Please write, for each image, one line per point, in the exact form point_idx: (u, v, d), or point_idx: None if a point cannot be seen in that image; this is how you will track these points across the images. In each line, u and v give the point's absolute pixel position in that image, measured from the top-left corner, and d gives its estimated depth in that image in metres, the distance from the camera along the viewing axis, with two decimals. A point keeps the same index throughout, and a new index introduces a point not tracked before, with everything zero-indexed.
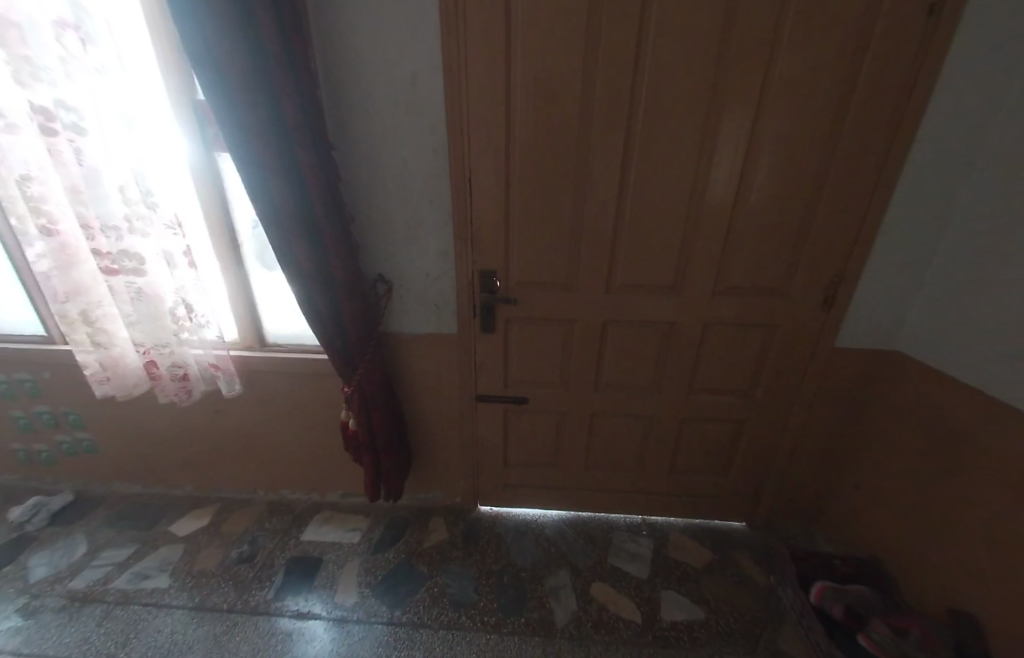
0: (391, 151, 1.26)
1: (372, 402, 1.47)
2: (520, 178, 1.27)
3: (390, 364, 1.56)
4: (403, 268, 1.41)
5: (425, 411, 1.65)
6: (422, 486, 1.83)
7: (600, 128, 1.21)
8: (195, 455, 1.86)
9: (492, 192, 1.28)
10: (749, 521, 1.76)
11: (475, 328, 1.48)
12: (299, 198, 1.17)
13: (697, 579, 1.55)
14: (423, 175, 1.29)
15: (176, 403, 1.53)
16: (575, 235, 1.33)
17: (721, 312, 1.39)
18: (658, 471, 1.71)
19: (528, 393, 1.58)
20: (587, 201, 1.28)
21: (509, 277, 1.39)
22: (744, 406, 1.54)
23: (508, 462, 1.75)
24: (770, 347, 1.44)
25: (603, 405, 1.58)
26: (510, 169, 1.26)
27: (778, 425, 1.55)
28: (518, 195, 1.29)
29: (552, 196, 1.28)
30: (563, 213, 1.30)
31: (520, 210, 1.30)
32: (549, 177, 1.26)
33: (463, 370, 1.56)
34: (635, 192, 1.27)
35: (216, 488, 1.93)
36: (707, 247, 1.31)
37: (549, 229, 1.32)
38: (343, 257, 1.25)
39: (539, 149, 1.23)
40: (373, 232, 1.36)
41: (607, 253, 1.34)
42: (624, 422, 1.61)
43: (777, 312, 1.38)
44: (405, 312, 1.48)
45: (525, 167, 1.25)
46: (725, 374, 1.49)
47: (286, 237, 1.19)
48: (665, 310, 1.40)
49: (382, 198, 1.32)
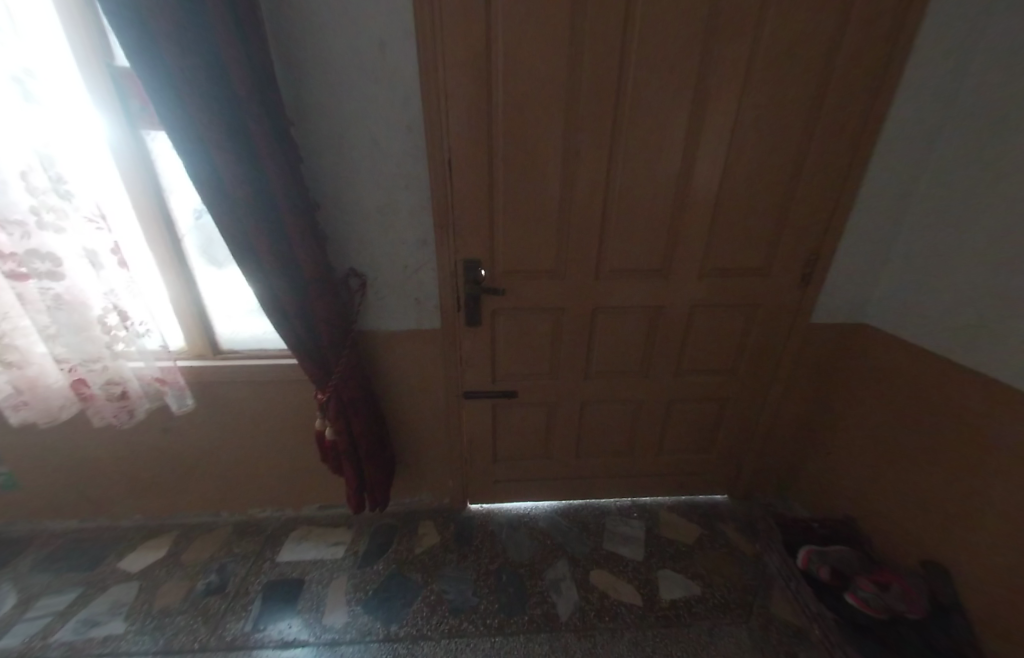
0: (358, 128, 1.13)
1: (351, 408, 1.35)
2: (504, 157, 1.17)
3: (368, 365, 1.44)
4: (377, 259, 1.28)
5: (408, 412, 1.55)
6: (408, 490, 1.74)
7: (589, 104, 1.13)
8: (144, 480, 1.64)
9: (475, 175, 1.18)
10: (731, 493, 1.83)
11: (459, 321, 1.39)
12: (254, 182, 1.00)
13: (690, 554, 1.59)
14: (396, 155, 1.16)
15: (117, 427, 1.33)
16: (563, 219, 1.26)
17: (708, 294, 1.39)
18: (648, 454, 1.72)
19: (517, 386, 1.52)
20: (575, 183, 1.22)
21: (495, 265, 1.31)
22: (728, 385, 1.57)
23: (498, 457, 1.69)
24: (752, 327, 1.47)
25: (593, 393, 1.55)
26: (493, 148, 1.16)
27: (759, 401, 1.61)
28: (503, 177, 1.19)
29: (538, 178, 1.20)
30: (551, 195, 1.23)
31: (504, 194, 1.21)
32: (536, 158, 1.18)
33: (448, 366, 1.47)
34: (625, 173, 1.22)
35: (172, 514, 1.73)
36: (695, 228, 1.30)
37: (536, 213, 1.24)
38: (310, 248, 1.11)
39: (525, 126, 1.14)
40: (342, 220, 1.22)
41: (596, 237, 1.29)
42: (614, 408, 1.60)
43: (760, 291, 1.40)
44: (383, 308, 1.35)
45: (510, 147, 1.16)
46: (711, 355, 1.50)
47: (241, 228, 1.02)
48: (654, 294, 1.37)
49: (350, 182, 1.18)
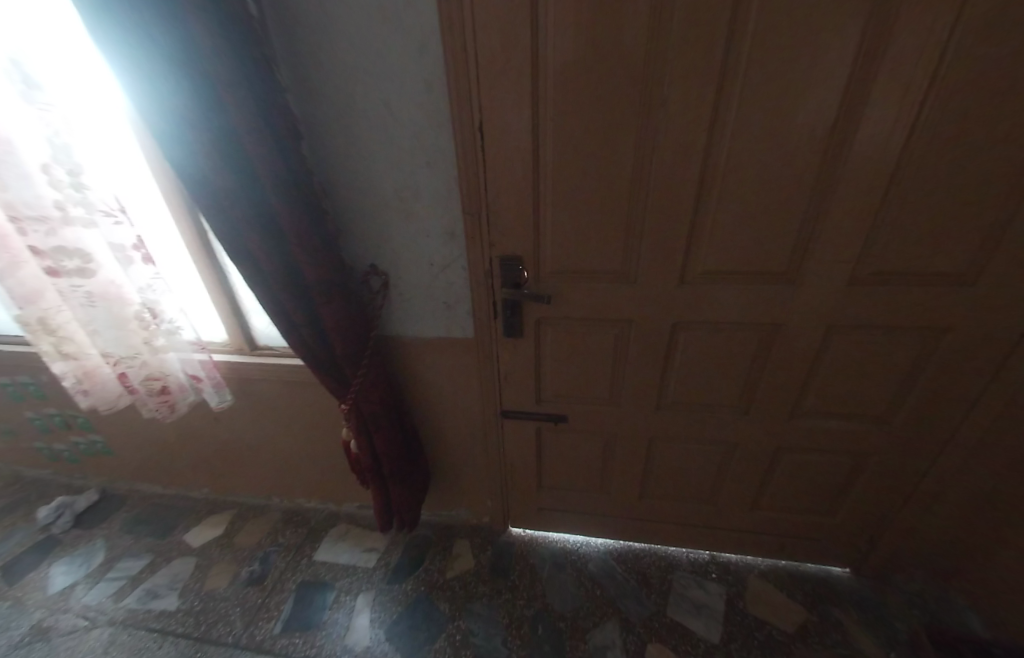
0: (365, 91, 0.86)
1: (373, 424, 1.19)
2: (554, 120, 0.83)
3: (396, 374, 1.26)
4: (399, 256, 1.06)
5: (441, 426, 1.36)
6: (445, 505, 1.58)
7: (692, 23, 0.72)
8: (206, 460, 1.72)
9: (513, 147, 0.87)
10: (854, 568, 1.37)
11: (496, 331, 1.13)
12: (239, 168, 0.83)
13: (788, 649, 1.20)
14: (412, 125, 0.89)
15: (163, 420, 1.35)
16: (637, 204, 0.90)
17: (857, 313, 0.93)
18: (736, 506, 1.33)
19: (567, 411, 1.23)
20: (659, 153, 0.83)
21: (539, 265, 1.01)
22: (871, 438, 1.10)
23: (543, 484, 1.44)
24: (930, 365, 0.97)
25: (667, 427, 1.20)
26: (538, 108, 0.83)
27: (919, 460, 1.11)
28: (552, 148, 0.86)
29: (602, 148, 0.85)
30: (620, 171, 0.87)
31: (553, 171, 0.89)
32: (601, 118, 0.82)
33: (484, 382, 1.23)
34: (742, 132, 0.79)
35: (232, 493, 1.81)
36: (853, 213, 0.83)
37: (597, 198, 0.90)
38: (314, 248, 0.92)
39: (586, 71, 0.78)
40: (356, 210, 1.00)
41: (685, 228, 0.90)
42: (694, 448, 1.24)
43: (957, 315, 0.89)
44: (409, 312, 1.14)
45: (564, 104, 0.82)
46: (847, 396, 1.05)
47: (231, 224, 0.86)
48: (767, 309, 0.96)
49: (362, 161, 0.94)
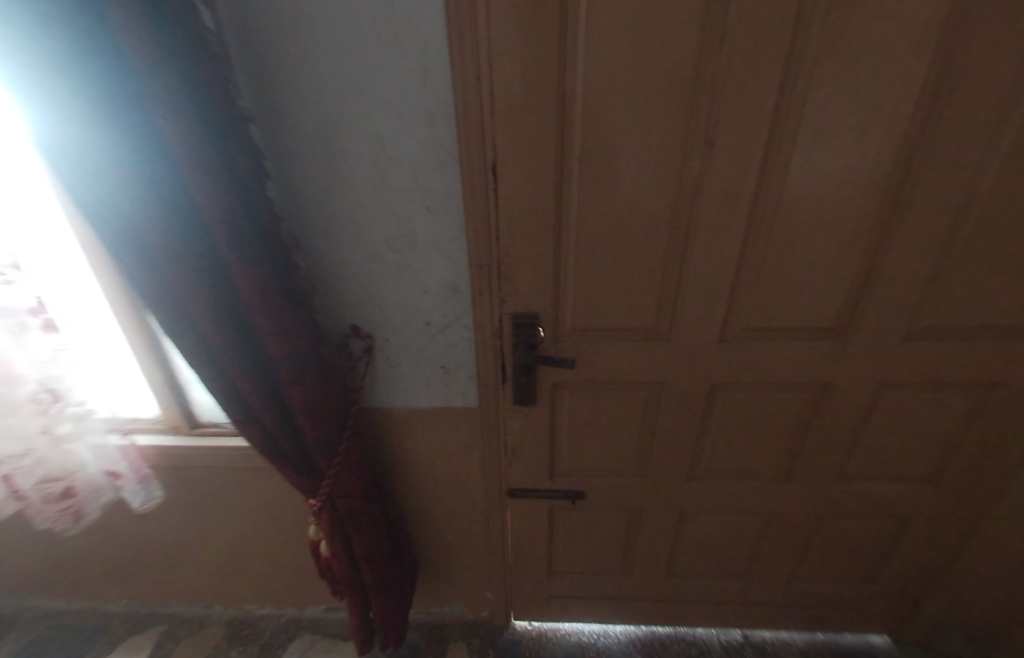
0: (351, 121, 0.70)
1: (353, 523, 0.94)
2: (582, 160, 0.71)
3: (380, 453, 1.03)
4: (388, 315, 0.87)
5: (434, 510, 1.13)
6: (436, 600, 1.32)
7: (749, 58, 0.62)
8: (125, 567, 1.35)
9: (534, 190, 0.73)
10: (896, 638, 1.25)
11: (505, 399, 0.95)
12: (180, 212, 0.62)
13: None
14: (411, 164, 0.73)
15: (62, 531, 1.04)
16: (674, 254, 0.78)
17: (909, 368, 0.85)
18: (773, 580, 1.18)
19: (587, 485, 1.06)
20: (703, 198, 0.73)
21: (558, 322, 0.86)
22: (920, 499, 1.00)
23: (555, 569, 1.23)
24: (984, 423, 0.89)
25: (699, 499, 1.05)
26: (566, 146, 0.70)
27: (969, 522, 1.02)
28: (579, 191, 0.73)
29: (637, 193, 0.73)
30: (657, 218, 0.75)
31: (579, 218, 0.76)
32: (638, 159, 0.70)
33: (489, 456, 1.04)
34: (795, 178, 0.70)
35: (160, 603, 1.43)
36: (910, 264, 0.75)
37: (629, 247, 0.78)
38: (285, 315, 0.71)
39: (624, 107, 0.66)
40: (336, 261, 0.82)
41: (728, 281, 0.79)
42: (729, 520, 1.09)
43: (1015, 370, 0.82)
44: (398, 380, 0.94)
45: (595, 143, 0.70)
46: (896, 456, 0.96)
47: (167, 286, 0.64)
48: (815, 366, 0.86)
49: (345, 205, 0.77)
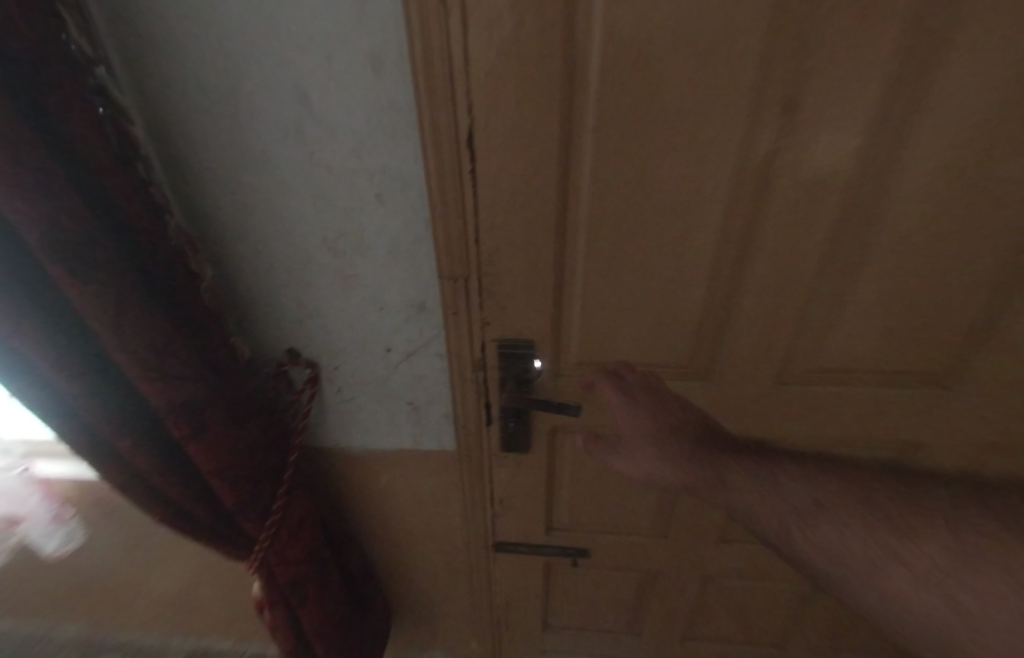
0: (259, 71, 0.47)
1: (298, 593, 0.75)
2: (604, 136, 0.47)
3: (336, 497, 0.84)
4: (336, 338, 0.66)
5: (408, 561, 0.95)
6: (414, 647, 1.15)
7: None
8: (56, 606, 1.16)
9: (529, 179, 0.50)
10: None
11: (490, 443, 0.74)
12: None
13: None
14: (352, 135, 0.50)
15: None
16: (728, 274, 0.55)
17: None
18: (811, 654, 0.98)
19: (590, 542, 0.86)
20: (790, 198, 0.48)
21: (558, 353, 0.65)
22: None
23: (550, 624, 1.05)
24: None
25: (730, 564, 0.85)
26: (578, 114, 0.46)
27: None
28: (595, 182, 0.50)
29: (682, 190, 0.49)
30: (707, 223, 0.52)
31: (593, 220, 0.53)
32: (692, 135, 0.45)
33: (470, 509, 0.84)
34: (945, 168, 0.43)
35: (109, 634, 1.27)
36: None
37: (662, 261, 0.55)
38: (174, 358, 0.51)
39: (680, 51, 0.41)
40: (261, 270, 0.60)
41: (800, 309, 0.56)
42: (765, 588, 0.89)
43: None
44: (355, 416, 0.74)
45: (627, 111, 0.45)
46: None
47: None
48: (902, 420, 0.64)
49: (264, 192, 0.55)
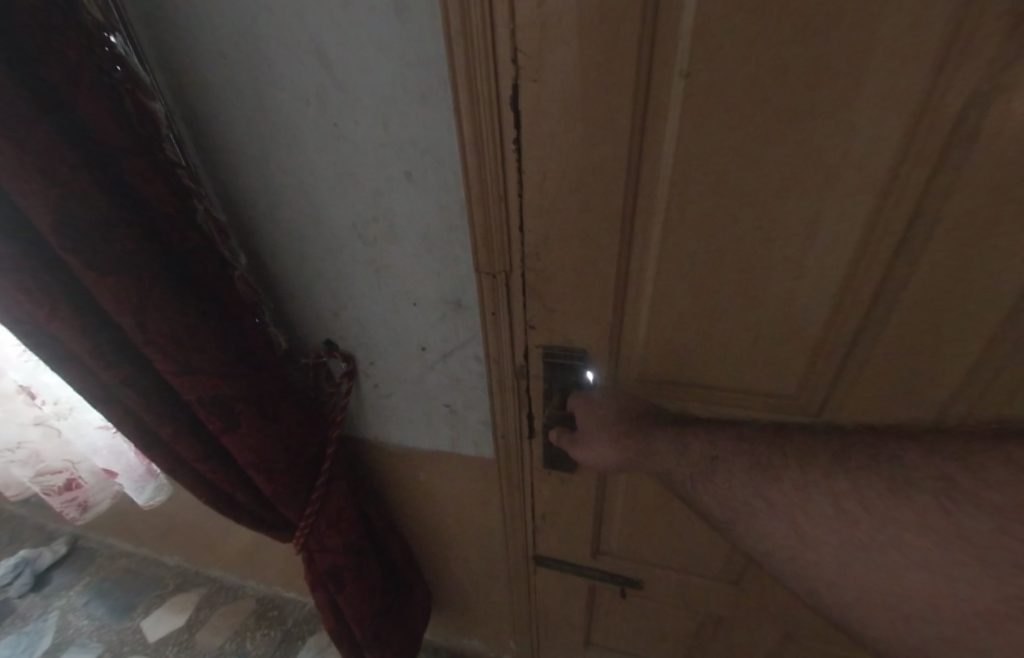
0: (277, 28, 0.41)
1: (334, 581, 0.75)
2: (699, 84, 0.33)
3: (377, 490, 0.82)
4: (370, 333, 0.61)
5: (446, 557, 0.92)
6: (453, 633, 1.15)
7: None
8: (164, 535, 1.36)
9: (590, 150, 0.38)
10: None
11: (533, 457, 0.66)
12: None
13: None
14: (377, 100, 0.42)
15: (71, 521, 0.95)
16: (875, 282, 0.38)
17: None
18: None
19: (643, 575, 0.76)
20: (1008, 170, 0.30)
21: (618, 367, 0.54)
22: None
23: (592, 642, 0.97)
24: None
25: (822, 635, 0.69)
26: (664, 55, 0.33)
27: None
28: (682, 151, 0.37)
29: (813, 159, 0.34)
30: (849, 207, 0.36)
31: (674, 204, 0.40)
32: (838, 78, 0.30)
33: (510, 519, 0.77)
34: None
35: (202, 566, 1.46)
36: None
37: (770, 260, 0.40)
38: (200, 353, 0.49)
39: None
40: (294, 257, 0.56)
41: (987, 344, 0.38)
42: None
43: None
44: (392, 414, 0.70)
45: (739, 44, 0.31)
46: None
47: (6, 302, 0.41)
48: None
49: (291, 172, 0.50)
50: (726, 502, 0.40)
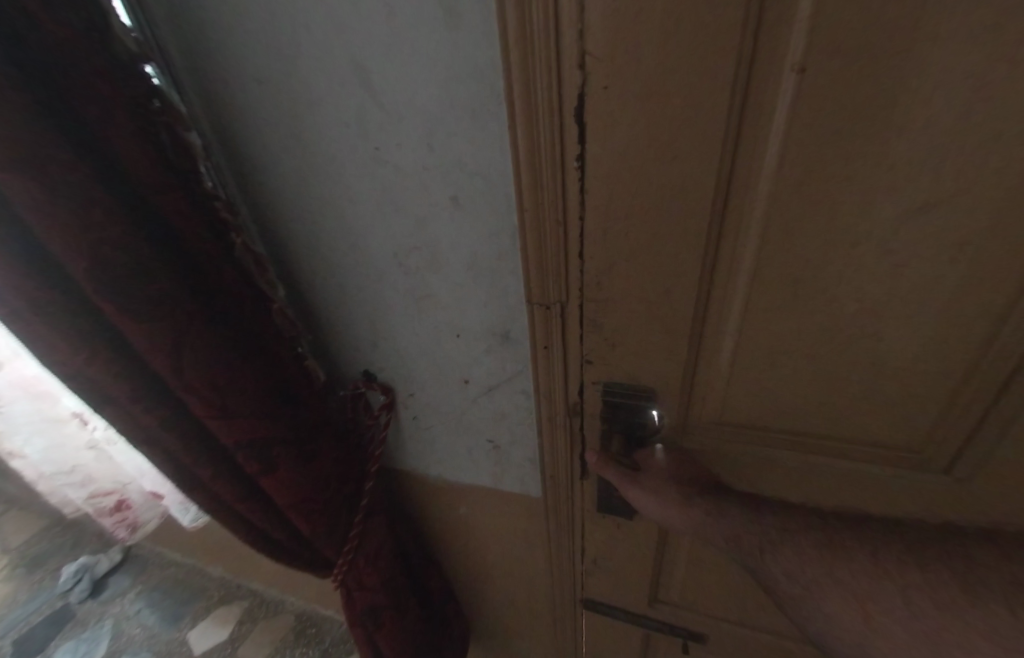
0: (313, 46, 0.38)
1: (374, 619, 0.71)
2: (819, 80, 0.27)
3: (416, 521, 0.79)
4: (411, 364, 0.57)
5: (486, 593, 0.87)
6: None
7: None
8: (209, 548, 1.38)
9: (670, 167, 0.32)
10: None
11: (585, 500, 0.60)
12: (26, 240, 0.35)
13: None
14: (421, 119, 0.38)
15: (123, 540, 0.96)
16: None
17: None
18: None
19: (706, 629, 0.67)
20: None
21: (689, 408, 0.47)
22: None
23: None
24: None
25: None
26: (771, 50, 0.27)
27: None
28: (788, 164, 0.30)
29: (973, 168, 0.27)
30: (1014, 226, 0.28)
31: (771, 228, 0.33)
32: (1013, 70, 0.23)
33: (556, 561, 0.71)
34: None
35: (245, 579, 1.48)
36: None
37: (897, 290, 0.33)
38: (238, 395, 0.46)
39: None
40: (332, 286, 0.53)
41: None
42: None
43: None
44: (432, 447, 0.66)
45: (879, 28, 0.24)
46: None
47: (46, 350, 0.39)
48: None
49: (330, 199, 0.46)
50: (797, 578, 0.36)
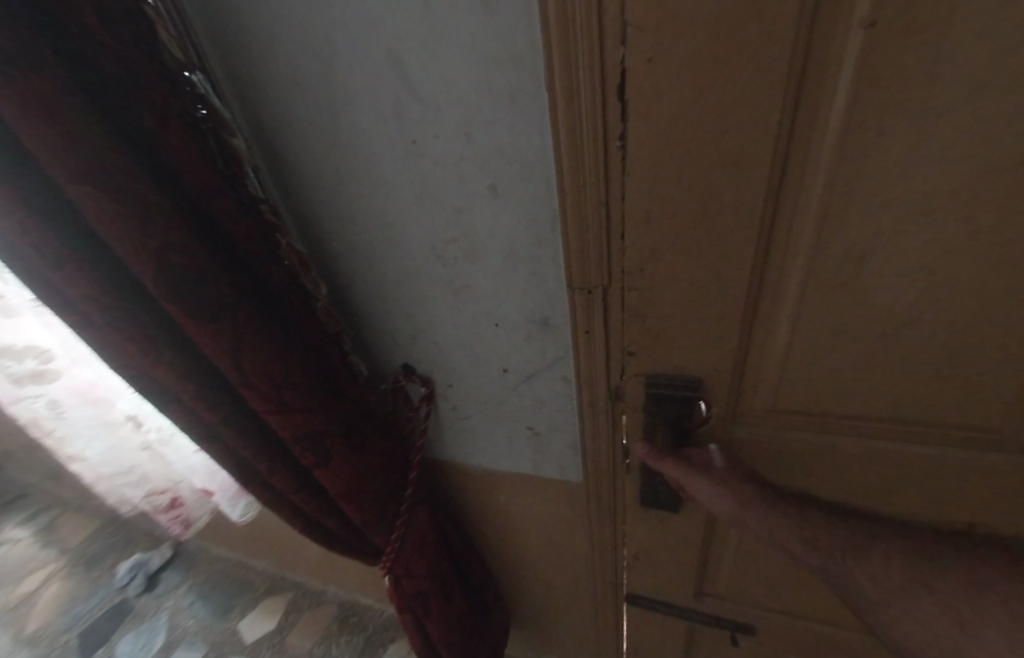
0: (350, 43, 0.38)
1: (420, 603, 0.74)
2: (890, 38, 0.25)
3: (455, 510, 0.80)
4: (449, 356, 0.58)
5: (526, 577, 0.88)
6: None
7: None
8: (254, 543, 1.44)
9: (725, 145, 0.31)
10: None
11: (627, 484, 0.60)
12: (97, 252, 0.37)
13: None
14: (459, 111, 0.39)
15: (177, 536, 1.02)
16: None
17: None
18: None
19: (761, 622, 0.67)
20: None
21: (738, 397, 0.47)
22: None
23: None
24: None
25: None
26: (841, 8, 0.26)
27: None
28: (852, 129, 0.29)
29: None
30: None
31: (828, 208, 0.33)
32: None
33: (598, 546, 0.72)
34: None
35: (288, 572, 1.54)
36: None
37: (966, 258, 0.31)
38: (293, 390, 0.48)
39: None
40: (370, 282, 0.55)
41: None
42: None
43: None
44: (472, 437, 0.67)
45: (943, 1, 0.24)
46: None
47: (114, 353, 0.41)
48: None
49: (369, 197, 0.47)
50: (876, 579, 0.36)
